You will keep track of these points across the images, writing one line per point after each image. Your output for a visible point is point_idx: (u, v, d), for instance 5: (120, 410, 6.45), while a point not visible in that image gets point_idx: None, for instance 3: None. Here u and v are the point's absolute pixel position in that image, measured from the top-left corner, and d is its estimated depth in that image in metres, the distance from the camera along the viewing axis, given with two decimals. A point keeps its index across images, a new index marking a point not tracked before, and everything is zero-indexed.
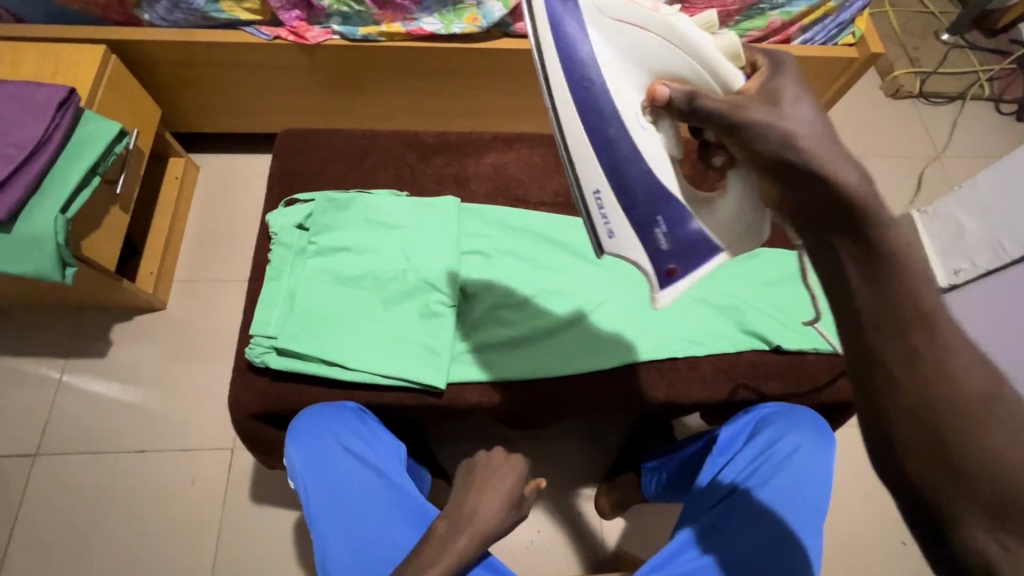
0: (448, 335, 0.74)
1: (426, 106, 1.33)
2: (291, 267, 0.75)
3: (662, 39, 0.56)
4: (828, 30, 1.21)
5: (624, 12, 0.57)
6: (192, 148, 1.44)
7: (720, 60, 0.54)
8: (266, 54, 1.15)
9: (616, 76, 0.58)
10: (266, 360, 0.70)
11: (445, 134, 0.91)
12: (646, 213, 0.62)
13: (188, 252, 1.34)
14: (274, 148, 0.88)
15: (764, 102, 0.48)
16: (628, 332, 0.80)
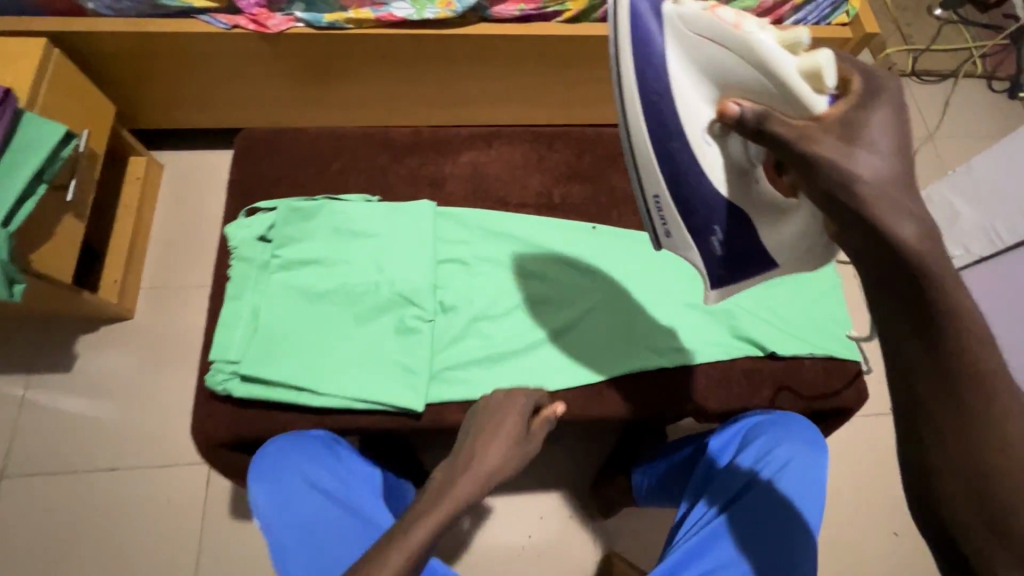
0: (426, 352, 0.70)
1: (401, 97, 1.25)
2: (253, 284, 0.70)
3: (738, 55, 0.51)
4: (821, 9, 1.15)
5: (701, 24, 0.53)
6: (155, 146, 1.35)
7: (800, 82, 0.48)
8: (225, 44, 1.07)
9: (687, 87, 0.56)
10: (228, 387, 0.65)
11: (417, 132, 0.84)
12: (699, 223, 0.62)
13: (155, 257, 1.27)
14: (237, 151, 0.82)
15: (838, 138, 0.43)
16: (616, 341, 0.76)
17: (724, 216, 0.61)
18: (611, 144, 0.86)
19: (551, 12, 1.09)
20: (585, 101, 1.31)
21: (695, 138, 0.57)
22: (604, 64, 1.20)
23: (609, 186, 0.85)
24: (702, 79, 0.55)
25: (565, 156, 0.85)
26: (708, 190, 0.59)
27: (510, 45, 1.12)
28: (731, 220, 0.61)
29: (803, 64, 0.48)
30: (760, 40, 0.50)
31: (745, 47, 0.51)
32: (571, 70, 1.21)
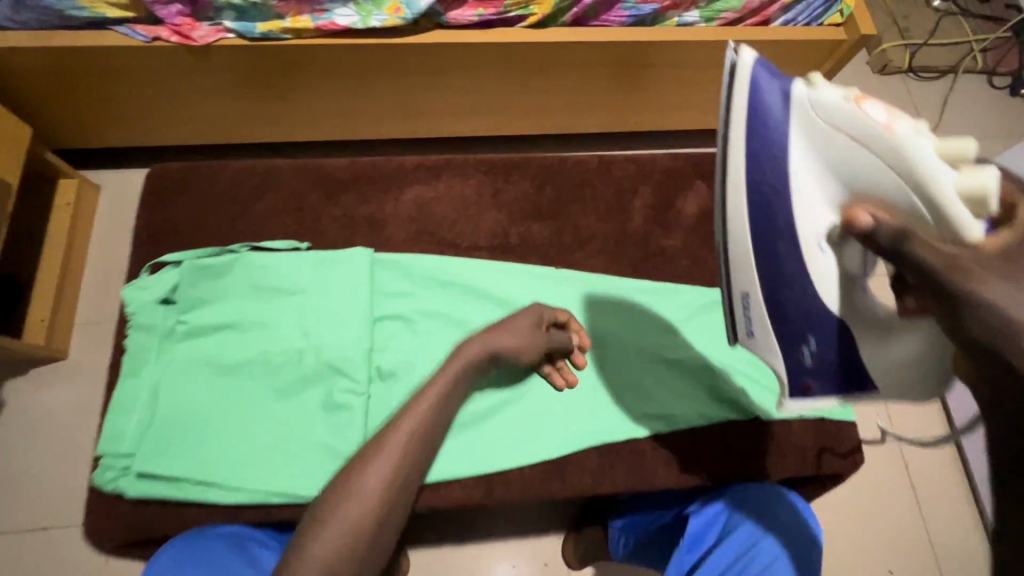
0: (350, 433, 0.70)
1: (355, 111, 1.14)
2: (153, 359, 0.71)
3: (882, 159, 0.48)
4: (812, 9, 1.05)
5: (842, 118, 0.50)
6: (88, 165, 1.23)
7: (958, 202, 0.44)
8: (148, 59, 0.95)
9: (805, 182, 0.53)
10: (118, 486, 0.66)
11: (354, 166, 0.83)
12: (795, 330, 0.59)
13: (90, 290, 1.16)
14: (146, 188, 0.79)
15: (1006, 275, 0.41)
16: (558, 415, 0.80)
17: (834, 330, 0.58)
18: (574, 172, 0.89)
19: (514, 16, 0.98)
20: (557, 110, 1.21)
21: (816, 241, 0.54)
22: (575, 71, 1.09)
23: (572, 220, 0.87)
24: (830, 177, 0.52)
25: (525, 189, 0.87)
26: (818, 300, 0.57)
27: (471, 53, 1.01)
28: (838, 335, 0.58)
29: (960, 182, 0.44)
30: (914, 147, 0.46)
31: (890, 154, 0.47)
32: (539, 77, 1.10)
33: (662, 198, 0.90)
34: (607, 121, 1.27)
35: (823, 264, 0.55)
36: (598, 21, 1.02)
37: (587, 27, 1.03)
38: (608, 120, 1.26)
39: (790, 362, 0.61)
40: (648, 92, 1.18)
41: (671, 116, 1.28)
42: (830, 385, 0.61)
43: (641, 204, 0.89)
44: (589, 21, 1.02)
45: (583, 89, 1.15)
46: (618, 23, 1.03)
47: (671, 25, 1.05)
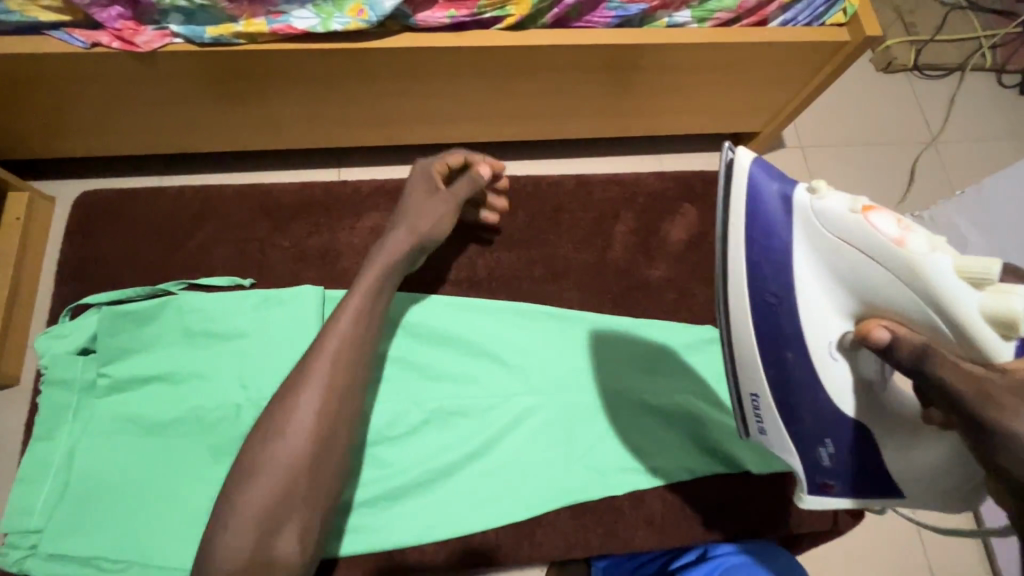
0: None
1: (321, 119, 1.06)
2: (70, 418, 0.77)
3: (898, 274, 0.52)
4: (813, 8, 0.97)
5: (851, 234, 0.53)
6: (42, 176, 1.16)
7: (977, 323, 0.49)
8: (90, 67, 0.88)
9: (815, 292, 0.58)
10: (25, 560, 0.71)
11: (300, 198, 0.90)
12: (814, 434, 0.65)
13: (45, 310, 1.10)
14: (80, 222, 0.87)
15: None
16: (516, 469, 0.82)
17: (851, 431, 0.64)
18: (549, 198, 0.99)
19: (488, 17, 0.90)
20: (538, 115, 1.13)
21: (834, 346, 0.60)
22: (554, 75, 1.02)
23: (546, 245, 0.96)
24: (843, 284, 0.56)
25: (498, 215, 0.97)
26: (836, 408, 0.63)
27: (443, 58, 0.94)
28: (846, 436, 0.64)
29: (975, 303, 0.49)
30: (932, 266, 0.50)
31: (904, 271, 0.51)
32: (520, 82, 1.03)
33: (649, 224, 0.99)
34: (593, 126, 1.19)
35: (835, 368, 0.61)
36: (582, 22, 0.95)
37: (570, 29, 0.95)
38: (594, 125, 1.19)
39: (809, 460, 0.67)
40: (634, 97, 1.11)
41: (660, 119, 1.20)
42: (848, 482, 0.67)
43: (623, 230, 0.98)
44: (571, 22, 0.95)
45: (565, 95, 1.08)
46: (603, 24, 0.95)
47: (660, 26, 0.97)
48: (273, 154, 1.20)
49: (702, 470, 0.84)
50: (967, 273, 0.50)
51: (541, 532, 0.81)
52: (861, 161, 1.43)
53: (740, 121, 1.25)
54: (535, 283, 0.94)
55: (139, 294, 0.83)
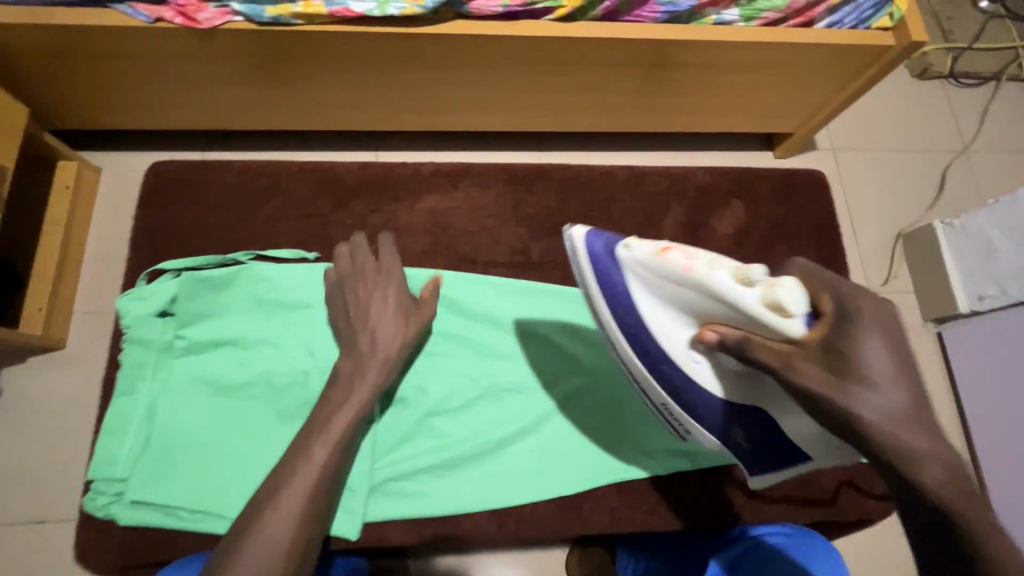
0: (363, 472, 0.79)
1: (366, 103, 1.08)
2: (146, 376, 0.80)
3: (704, 292, 0.62)
4: (861, 10, 0.98)
5: (661, 270, 0.64)
6: (89, 146, 1.19)
7: (768, 315, 0.59)
8: (151, 40, 0.90)
9: (659, 317, 0.69)
10: (111, 508, 0.75)
11: (362, 176, 0.96)
12: (721, 426, 0.73)
13: (89, 278, 1.13)
14: (153, 191, 0.91)
15: (829, 372, 0.57)
16: (574, 448, 0.86)
17: (750, 419, 0.71)
18: (601, 185, 1.00)
19: (540, 7, 0.92)
20: (577, 107, 1.14)
21: (686, 356, 0.69)
22: (598, 69, 1.03)
23: (597, 233, 0.97)
24: (678, 306, 0.66)
25: (548, 201, 0.98)
26: (723, 401, 0.70)
27: (492, 47, 0.95)
28: (746, 422, 0.71)
29: (762, 299, 0.59)
30: (721, 279, 0.60)
31: (708, 288, 0.61)
32: (563, 74, 1.04)
33: (698, 217, 0.99)
34: (630, 120, 1.21)
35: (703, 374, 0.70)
36: (631, 15, 0.95)
37: (618, 22, 0.96)
38: (631, 119, 1.21)
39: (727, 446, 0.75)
40: (674, 93, 1.12)
41: (697, 117, 1.21)
42: (762, 456, 0.75)
43: (673, 221, 0.98)
44: (620, 16, 0.95)
45: (605, 88, 1.09)
46: (651, 19, 0.96)
47: (707, 23, 0.97)
48: (315, 135, 1.23)
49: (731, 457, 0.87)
50: (744, 277, 0.60)
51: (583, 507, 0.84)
52: (891, 167, 1.44)
53: (774, 122, 1.26)
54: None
55: (209, 262, 0.87)
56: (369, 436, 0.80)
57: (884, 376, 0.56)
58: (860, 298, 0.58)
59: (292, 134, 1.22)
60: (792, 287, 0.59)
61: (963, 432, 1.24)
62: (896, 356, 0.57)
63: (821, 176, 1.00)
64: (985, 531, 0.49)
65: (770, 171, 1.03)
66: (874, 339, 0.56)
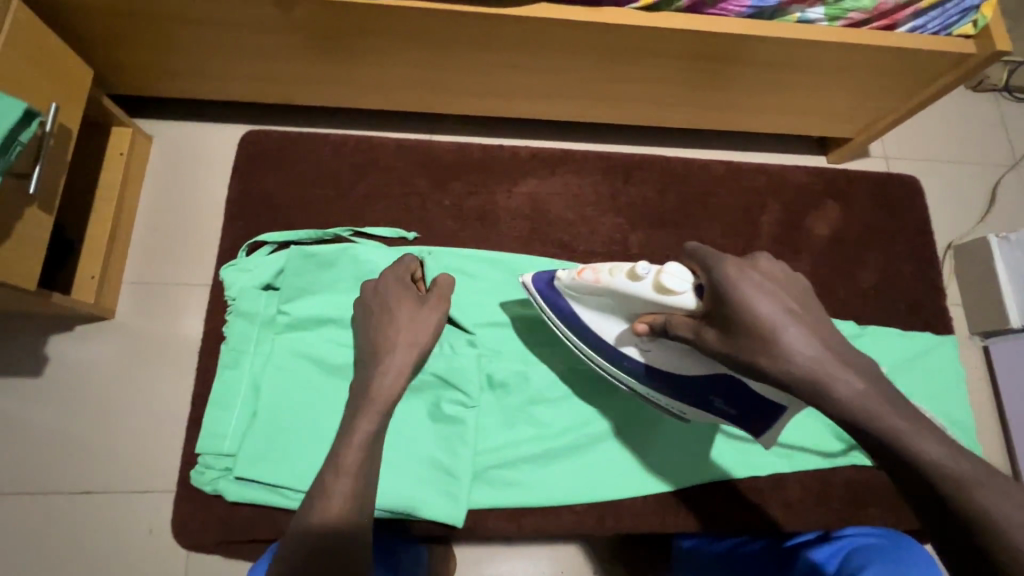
0: (466, 459, 0.77)
1: (432, 84, 1.06)
2: (250, 350, 0.79)
3: (615, 292, 0.69)
4: (947, 16, 0.96)
5: (579, 285, 0.73)
6: (142, 114, 1.16)
7: (664, 296, 0.64)
8: (229, 7, 0.87)
9: (606, 322, 0.75)
10: (219, 484, 0.74)
11: (459, 157, 0.94)
12: (699, 398, 0.74)
13: (140, 247, 1.11)
14: (245, 160, 0.90)
15: (729, 336, 0.60)
16: (671, 444, 0.83)
17: (722, 390, 0.71)
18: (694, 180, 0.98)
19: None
20: (642, 100, 1.13)
21: (637, 351, 0.74)
22: (673, 62, 1.01)
23: (694, 227, 0.95)
24: (614, 307, 0.73)
25: (646, 191, 0.96)
26: (691, 376, 0.72)
27: (572, 33, 0.93)
28: (722, 393, 0.71)
29: (653, 284, 0.65)
30: (619, 277, 0.68)
31: (615, 286, 0.69)
32: (638, 64, 1.02)
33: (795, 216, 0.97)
34: (691, 117, 1.20)
35: (658, 357, 0.72)
36: (716, 9, 0.93)
37: (702, 15, 0.94)
38: (692, 117, 1.19)
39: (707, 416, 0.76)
40: (742, 92, 1.11)
41: (762, 117, 1.20)
42: (756, 418, 0.72)
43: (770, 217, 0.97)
44: (705, 8, 0.93)
45: (674, 82, 1.08)
46: (736, 13, 0.94)
47: (790, 21, 0.95)
48: (370, 115, 1.20)
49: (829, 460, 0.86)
50: (631, 273, 0.66)
51: (683, 505, 0.82)
52: (942, 178, 1.42)
53: (834, 127, 1.24)
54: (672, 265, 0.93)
55: (308, 237, 0.86)
56: (472, 422, 0.79)
57: (779, 323, 0.57)
58: (718, 258, 0.60)
59: (353, 112, 1.20)
60: (672, 270, 0.64)
61: (1007, 447, 1.23)
62: (785, 300, 0.59)
63: (916, 182, 0.98)
64: (915, 439, 0.54)
65: (869, 174, 1.00)
66: (757, 290, 0.58)
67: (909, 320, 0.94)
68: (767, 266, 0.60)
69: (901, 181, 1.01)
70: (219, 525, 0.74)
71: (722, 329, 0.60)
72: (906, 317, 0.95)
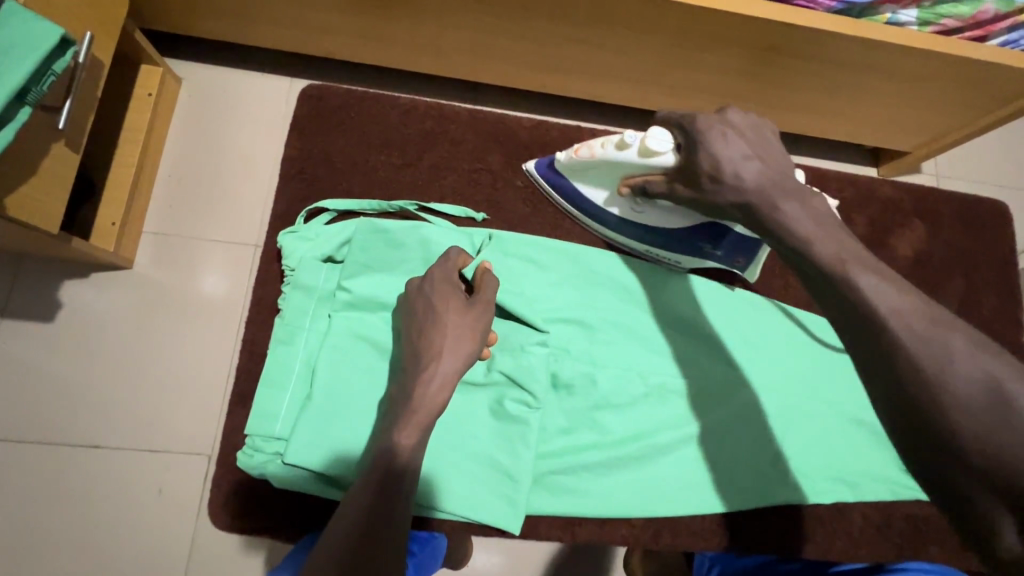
0: (526, 464, 0.73)
1: (490, 51, 1.00)
2: (306, 325, 0.75)
3: (605, 163, 0.74)
4: None
5: (574, 161, 0.77)
6: (175, 56, 1.10)
7: (647, 159, 0.69)
8: None
9: (595, 191, 0.80)
10: (267, 465, 0.70)
11: (527, 134, 0.89)
12: (691, 247, 0.80)
13: (163, 197, 1.05)
14: (306, 113, 0.85)
15: (698, 181, 0.66)
16: (734, 463, 0.78)
17: (706, 234, 0.77)
18: None
19: None
20: (705, 90, 1.07)
21: (625, 212, 0.80)
22: (748, 53, 0.95)
23: None
24: (602, 175, 0.77)
25: None
26: (680, 228, 0.78)
27: (649, 12, 0.87)
28: (708, 236, 0.77)
29: (637, 152, 0.70)
30: (607, 148, 0.72)
31: (605, 158, 0.73)
32: (713, 53, 0.96)
33: (879, 228, 0.90)
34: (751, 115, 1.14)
35: (646, 215, 0.78)
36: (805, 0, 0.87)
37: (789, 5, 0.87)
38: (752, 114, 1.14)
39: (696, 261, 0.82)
40: (813, 93, 1.05)
41: (827, 122, 1.15)
42: (742, 254, 0.80)
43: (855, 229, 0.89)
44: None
45: (743, 75, 1.02)
46: (825, 8, 0.88)
47: (880, 22, 0.89)
48: (416, 78, 1.14)
49: (904, 496, 0.79)
50: (619, 142, 0.70)
51: (742, 526, 0.77)
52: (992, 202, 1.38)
53: (896, 140, 1.19)
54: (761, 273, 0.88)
55: (369, 208, 0.82)
56: (536, 423, 0.75)
57: (735, 162, 0.63)
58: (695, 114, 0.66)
59: (405, 74, 1.13)
60: (657, 133, 0.68)
61: None
62: (745, 146, 0.64)
63: (1001, 208, 0.93)
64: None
65: (952, 194, 0.92)
66: (724, 137, 0.64)
67: None
68: (740, 121, 0.66)
69: (991, 203, 0.93)
70: (259, 506, 0.72)
71: (686, 170, 0.67)
72: None
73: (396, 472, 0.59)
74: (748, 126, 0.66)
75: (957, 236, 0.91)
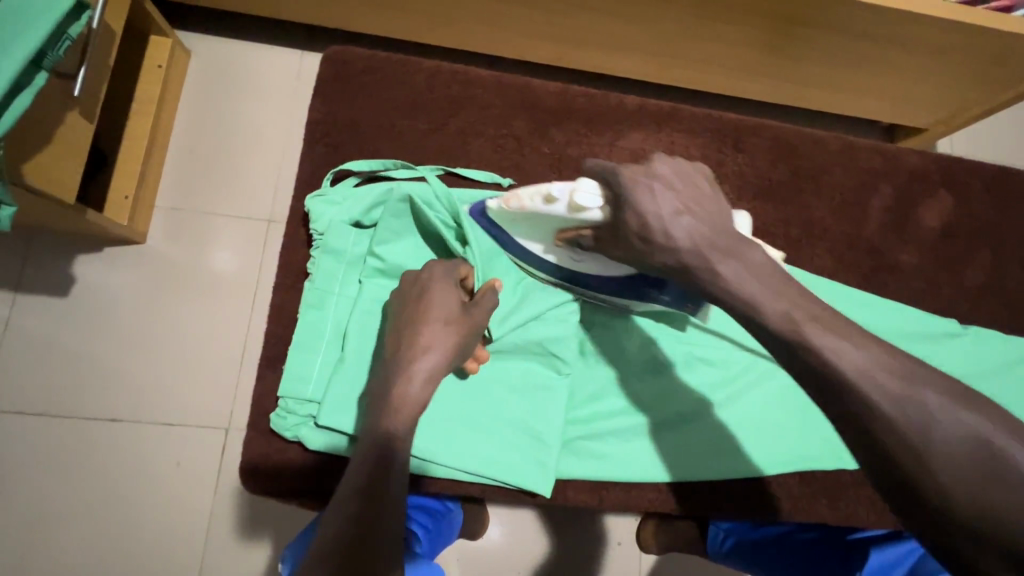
0: (556, 428, 0.75)
1: (510, 21, 0.97)
2: (337, 290, 0.75)
3: (539, 216, 0.68)
4: None
5: (506, 213, 0.71)
6: (188, 27, 1.08)
7: (576, 213, 0.64)
8: None
9: (530, 242, 0.74)
10: (302, 428, 0.71)
11: (549, 102, 0.87)
12: (635, 293, 0.74)
13: (174, 170, 1.04)
14: (327, 78, 0.84)
15: (639, 240, 0.59)
16: (758, 433, 0.79)
17: (636, 283, 0.73)
18: (803, 151, 0.89)
19: None
20: (727, 62, 1.05)
21: (564, 261, 0.75)
22: (774, 24, 0.93)
23: (801, 207, 0.88)
24: (536, 224, 0.71)
25: (751, 159, 0.89)
26: (617, 278, 0.74)
27: None
28: (647, 287, 0.72)
29: (564, 209, 0.65)
30: (535, 202, 0.67)
31: (536, 212, 0.68)
32: (737, 23, 0.94)
33: (904, 201, 0.89)
34: (772, 87, 1.12)
35: (584, 265, 0.73)
36: None
37: None
38: (773, 86, 1.12)
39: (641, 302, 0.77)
40: (836, 66, 1.03)
41: (848, 96, 1.13)
42: (693, 302, 0.72)
43: (880, 201, 0.89)
44: None
45: (767, 47, 1.00)
46: None
47: None
48: (434, 49, 1.12)
49: None
50: (547, 196, 0.65)
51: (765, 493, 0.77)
52: None
53: (917, 115, 1.17)
54: (790, 243, 0.87)
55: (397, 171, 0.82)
56: (563, 389, 0.76)
57: (664, 220, 0.57)
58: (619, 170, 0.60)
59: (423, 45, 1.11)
60: (585, 186, 0.63)
61: None
62: (678, 199, 0.58)
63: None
64: None
65: (982, 166, 0.91)
66: (655, 194, 0.58)
67: (1001, 325, 0.87)
68: (670, 175, 0.60)
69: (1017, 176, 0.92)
70: (282, 473, 0.71)
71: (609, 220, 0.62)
72: (1005, 321, 0.88)
73: (389, 467, 0.55)
74: (695, 183, 0.60)
75: (987, 208, 0.90)
